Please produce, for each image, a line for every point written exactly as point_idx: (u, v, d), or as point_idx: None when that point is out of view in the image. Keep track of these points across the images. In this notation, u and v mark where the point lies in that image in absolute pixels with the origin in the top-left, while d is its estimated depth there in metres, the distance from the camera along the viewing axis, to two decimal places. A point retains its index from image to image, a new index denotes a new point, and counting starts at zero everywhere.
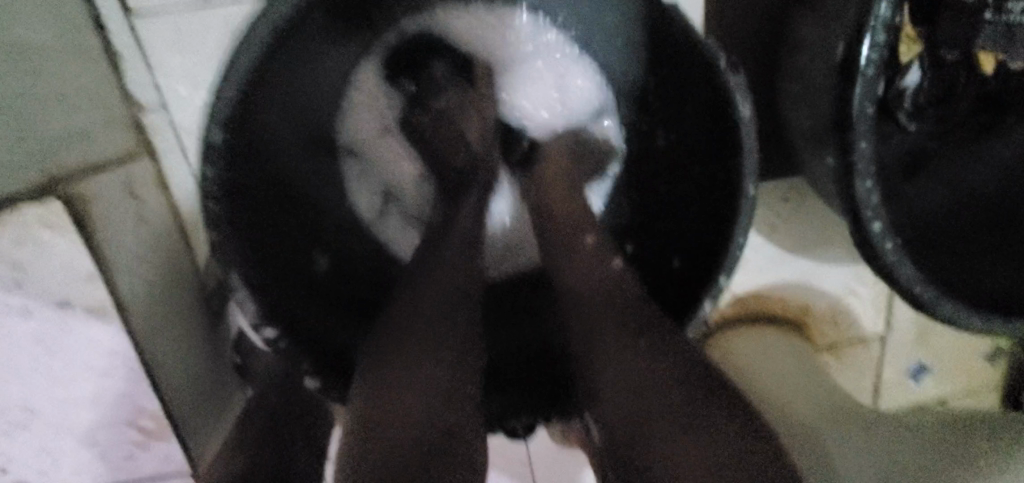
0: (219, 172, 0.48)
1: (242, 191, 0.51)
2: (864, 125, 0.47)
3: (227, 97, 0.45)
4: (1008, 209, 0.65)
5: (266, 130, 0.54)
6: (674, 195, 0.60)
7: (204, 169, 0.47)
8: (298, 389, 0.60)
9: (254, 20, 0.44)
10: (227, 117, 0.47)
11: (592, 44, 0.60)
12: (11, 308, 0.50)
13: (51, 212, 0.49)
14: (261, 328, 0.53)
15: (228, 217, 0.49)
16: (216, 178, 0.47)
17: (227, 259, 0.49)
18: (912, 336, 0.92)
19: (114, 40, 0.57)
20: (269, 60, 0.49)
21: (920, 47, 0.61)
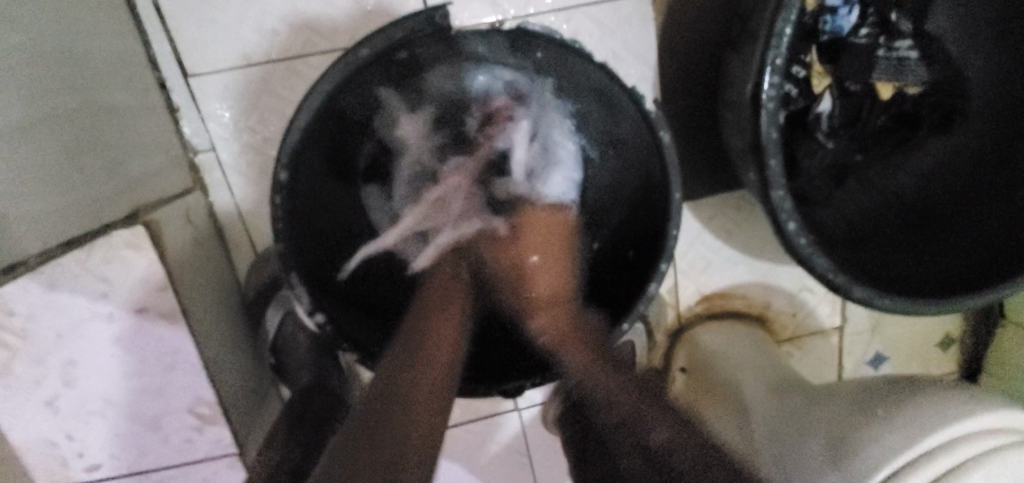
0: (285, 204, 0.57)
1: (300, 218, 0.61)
2: (772, 147, 0.60)
3: (288, 148, 0.56)
4: (923, 210, 0.78)
5: (308, 170, 0.63)
6: (627, 209, 0.72)
7: (273, 201, 0.56)
8: (323, 382, 0.73)
9: (308, 94, 0.55)
10: (288, 163, 0.57)
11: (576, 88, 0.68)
12: (98, 314, 0.63)
13: (135, 236, 0.60)
14: (312, 315, 0.62)
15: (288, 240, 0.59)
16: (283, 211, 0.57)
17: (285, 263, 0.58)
18: (866, 326, 1.03)
19: (174, 97, 0.71)
20: (318, 117, 0.58)
21: (828, 80, 0.74)
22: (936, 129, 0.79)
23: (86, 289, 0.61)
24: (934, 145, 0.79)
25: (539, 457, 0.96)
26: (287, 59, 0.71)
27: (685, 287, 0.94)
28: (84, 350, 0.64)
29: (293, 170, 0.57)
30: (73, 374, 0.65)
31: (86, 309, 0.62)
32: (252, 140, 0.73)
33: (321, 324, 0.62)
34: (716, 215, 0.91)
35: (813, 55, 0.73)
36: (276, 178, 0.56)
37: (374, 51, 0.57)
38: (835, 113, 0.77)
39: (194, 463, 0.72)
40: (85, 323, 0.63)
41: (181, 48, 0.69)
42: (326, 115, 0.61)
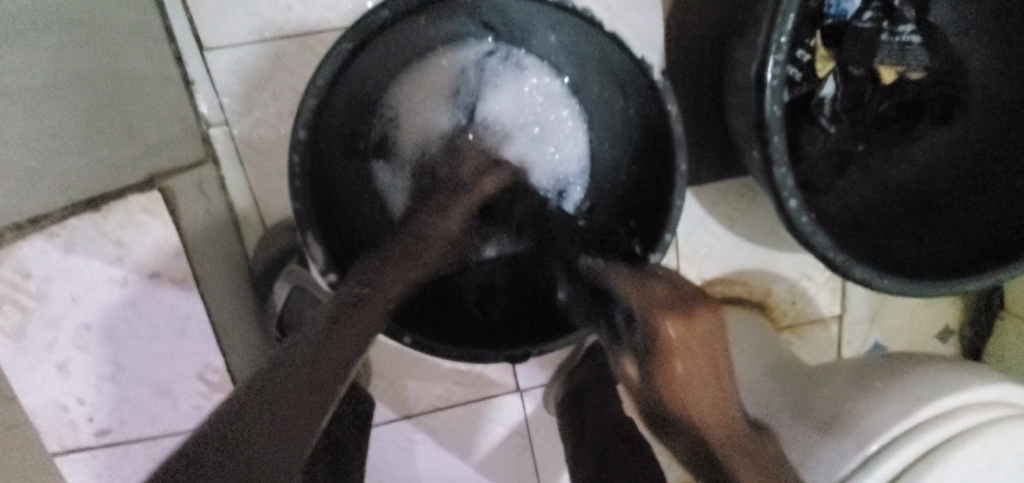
0: (303, 166, 0.58)
1: (319, 184, 0.62)
2: (776, 124, 0.61)
3: (308, 110, 0.56)
4: (924, 200, 0.79)
5: (325, 136, 0.63)
6: (627, 190, 0.72)
7: (291, 160, 0.57)
8: None
9: (328, 54, 0.56)
10: (308, 122, 0.57)
11: (579, 62, 0.69)
12: (113, 278, 0.65)
13: (151, 201, 0.63)
14: (325, 274, 0.61)
15: (304, 198, 0.58)
16: (301, 170, 0.57)
17: (301, 222, 0.59)
18: (865, 315, 1.04)
19: (189, 68, 0.72)
20: (339, 79, 0.59)
21: (831, 66, 0.76)
22: (937, 120, 0.80)
23: (102, 253, 0.63)
24: (943, 136, 0.79)
25: (540, 439, 0.97)
26: (304, 35, 0.73)
27: (687, 271, 0.95)
28: (96, 314, 0.65)
29: (311, 129, 0.58)
30: (84, 338, 0.66)
31: (101, 272, 0.64)
32: (266, 115, 0.74)
33: (332, 284, 0.61)
34: (717, 201, 0.92)
35: (819, 38, 0.75)
36: (296, 135, 0.56)
37: (392, 15, 0.57)
38: (836, 100, 0.78)
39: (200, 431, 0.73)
40: (98, 287, 0.64)
41: (200, 22, 0.71)
42: (344, 86, 0.61)
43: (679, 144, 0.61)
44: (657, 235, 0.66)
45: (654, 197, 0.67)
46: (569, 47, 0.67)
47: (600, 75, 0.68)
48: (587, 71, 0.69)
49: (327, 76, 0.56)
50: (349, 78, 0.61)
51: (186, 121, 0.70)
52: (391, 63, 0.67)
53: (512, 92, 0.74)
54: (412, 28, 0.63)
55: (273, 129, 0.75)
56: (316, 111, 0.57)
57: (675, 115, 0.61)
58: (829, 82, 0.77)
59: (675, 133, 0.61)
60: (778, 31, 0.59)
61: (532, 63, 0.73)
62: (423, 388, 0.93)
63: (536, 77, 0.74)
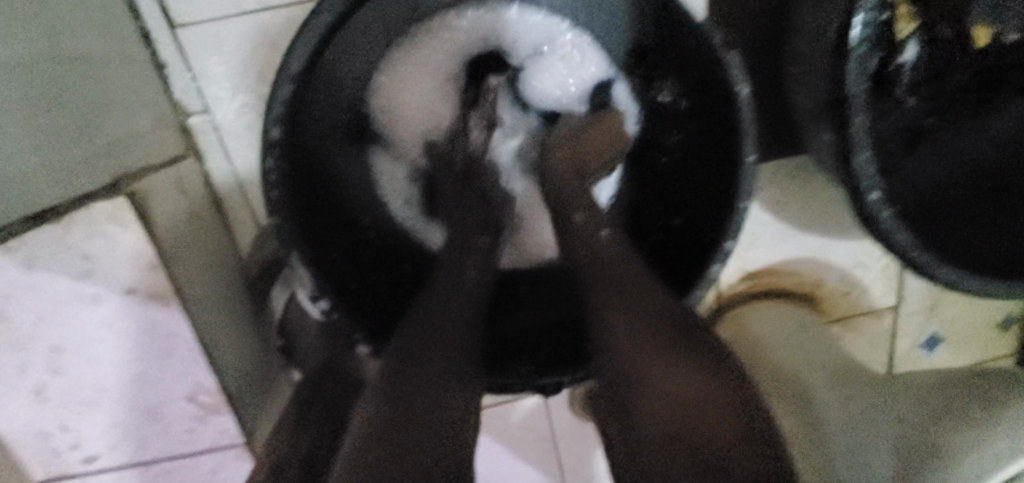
0: (281, 166, 0.50)
1: (302, 186, 0.54)
2: (857, 103, 0.50)
3: (282, 97, 0.48)
4: (1006, 180, 0.68)
5: (309, 129, 0.55)
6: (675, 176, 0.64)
7: (266, 163, 0.49)
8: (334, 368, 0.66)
9: (298, 33, 0.47)
10: (283, 116, 0.49)
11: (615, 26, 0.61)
12: (84, 295, 0.56)
13: (117, 208, 0.53)
14: (315, 300, 0.55)
15: (286, 204, 0.51)
16: (278, 174, 0.50)
17: (288, 237, 0.51)
18: (922, 306, 0.94)
19: (160, 49, 0.63)
20: (317, 63, 0.51)
21: (913, 27, 0.64)
22: None
23: (70, 269, 0.55)
24: (1021, 104, 0.68)
25: (567, 445, 0.90)
26: (290, 6, 0.63)
27: (728, 263, 0.86)
28: (70, 335, 0.58)
29: (287, 126, 0.50)
30: (59, 361, 0.59)
31: (72, 290, 0.56)
32: (251, 101, 0.65)
33: (324, 309, 0.55)
34: (766, 184, 0.81)
35: None
36: (269, 133, 0.49)
37: None
38: (916, 66, 0.66)
39: (197, 454, 0.66)
40: (69, 305, 0.57)
41: None
42: (329, 67, 0.53)
43: (746, 131, 0.52)
44: (716, 230, 0.57)
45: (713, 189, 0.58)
46: None
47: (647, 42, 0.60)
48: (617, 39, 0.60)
49: (303, 58, 0.48)
50: (329, 58, 0.53)
51: (159, 111, 0.62)
52: (376, 35, 0.58)
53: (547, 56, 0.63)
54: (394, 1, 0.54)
55: (262, 118, 0.66)
56: (291, 103, 0.50)
57: None
58: (911, 46, 0.64)
59: None
60: None
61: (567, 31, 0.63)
62: None
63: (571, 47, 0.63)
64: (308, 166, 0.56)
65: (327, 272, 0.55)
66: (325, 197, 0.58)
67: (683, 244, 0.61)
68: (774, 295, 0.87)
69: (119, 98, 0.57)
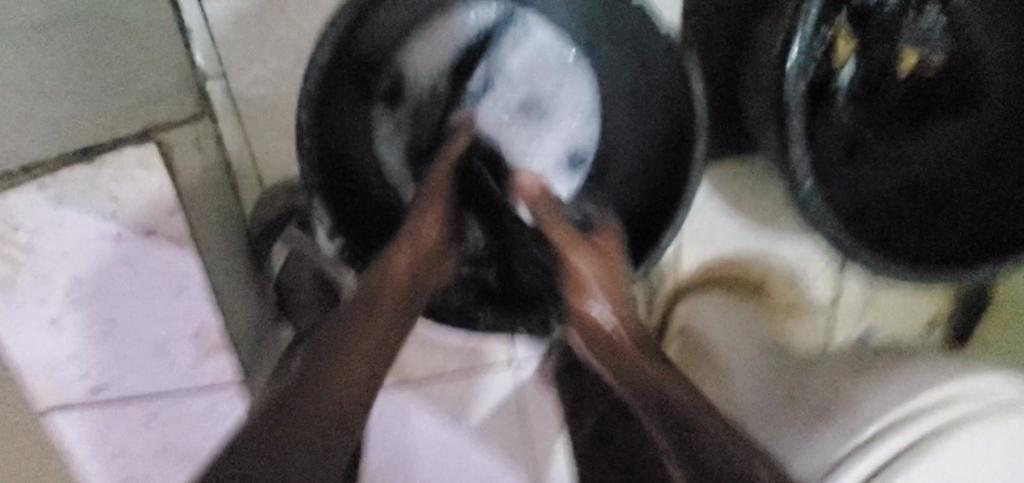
0: (306, 125, 0.56)
1: (321, 144, 0.59)
2: (796, 109, 0.60)
3: (316, 74, 0.55)
4: (928, 192, 0.79)
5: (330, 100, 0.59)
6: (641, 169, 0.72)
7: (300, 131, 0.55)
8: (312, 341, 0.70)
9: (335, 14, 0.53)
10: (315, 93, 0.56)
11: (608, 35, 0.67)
12: (107, 233, 0.63)
13: (147, 155, 0.62)
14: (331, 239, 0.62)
15: (314, 169, 0.58)
16: (312, 141, 0.56)
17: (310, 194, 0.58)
18: (858, 303, 1.05)
19: (184, 15, 0.68)
20: (345, 44, 0.57)
21: (851, 49, 0.74)
22: (948, 109, 0.78)
23: (96, 207, 0.62)
24: (948, 126, 0.78)
25: None
26: None
27: (688, 252, 0.95)
28: (90, 269, 0.64)
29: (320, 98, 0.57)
30: (76, 293, 0.65)
31: (95, 227, 0.63)
32: (265, 70, 0.71)
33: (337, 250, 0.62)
34: (728, 181, 0.91)
35: (841, 21, 0.72)
36: (304, 91, 0.54)
37: None
38: (851, 84, 0.76)
39: (195, 389, 0.73)
40: (90, 243, 0.63)
41: None
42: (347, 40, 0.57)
43: (701, 125, 0.61)
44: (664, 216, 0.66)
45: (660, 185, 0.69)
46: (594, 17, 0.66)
47: (609, 45, 0.67)
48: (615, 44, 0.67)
49: (338, 33, 0.54)
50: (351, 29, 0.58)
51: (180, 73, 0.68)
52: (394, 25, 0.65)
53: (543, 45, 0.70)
54: None
55: (273, 87, 0.72)
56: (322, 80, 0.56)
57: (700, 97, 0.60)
58: (848, 66, 0.75)
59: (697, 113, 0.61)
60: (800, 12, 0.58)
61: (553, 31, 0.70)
62: None
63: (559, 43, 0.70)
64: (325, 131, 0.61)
65: (336, 224, 0.61)
66: (332, 162, 0.64)
67: (642, 227, 0.70)
68: (724, 284, 0.97)
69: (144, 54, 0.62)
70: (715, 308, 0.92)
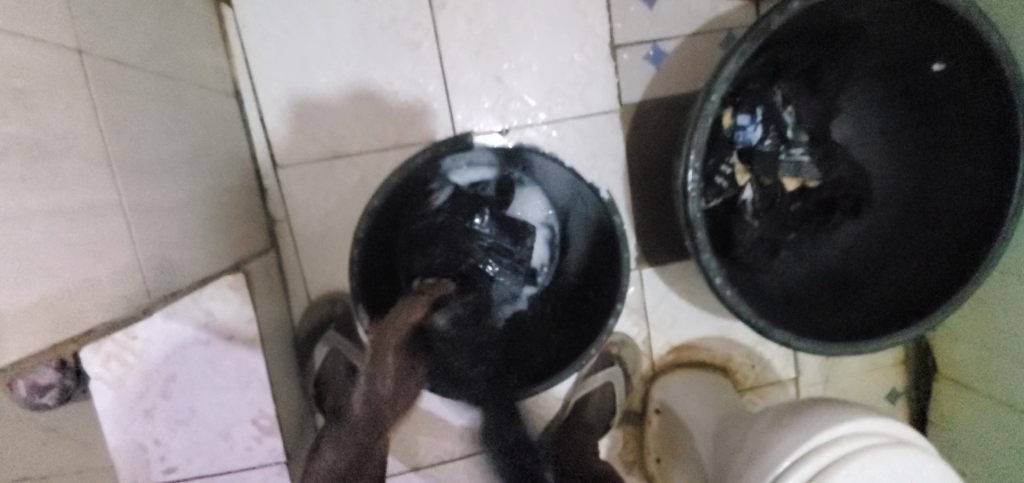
0: (360, 255, 0.79)
1: (368, 265, 0.82)
2: (698, 223, 0.83)
3: (365, 223, 0.78)
4: (842, 277, 1.00)
5: (377, 235, 0.83)
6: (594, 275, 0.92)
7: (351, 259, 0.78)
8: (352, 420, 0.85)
9: (381, 185, 0.78)
10: (364, 232, 0.79)
11: (570, 188, 0.88)
12: (199, 339, 0.83)
13: (235, 280, 0.82)
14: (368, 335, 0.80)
15: (358, 285, 0.79)
16: (358, 264, 0.79)
17: (355, 302, 0.79)
18: (817, 378, 1.20)
19: (265, 180, 0.96)
20: (387, 200, 0.81)
21: (747, 177, 0.98)
22: (850, 214, 1.02)
23: (193, 319, 0.82)
24: (850, 225, 1.02)
25: None
26: (351, 156, 0.97)
27: (657, 339, 1.13)
28: (182, 368, 0.84)
29: (366, 235, 0.80)
30: (170, 387, 0.85)
31: (191, 334, 0.83)
32: (318, 212, 0.97)
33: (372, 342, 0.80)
34: (678, 279, 1.09)
35: (735, 157, 0.98)
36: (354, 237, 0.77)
37: (422, 160, 0.81)
38: (755, 201, 0.99)
39: (250, 469, 0.89)
40: (187, 346, 0.84)
41: (276, 147, 0.96)
42: (390, 197, 0.81)
43: (625, 238, 0.83)
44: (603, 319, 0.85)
45: (604, 285, 0.89)
46: (558, 177, 0.88)
47: (570, 193, 0.89)
48: (570, 190, 0.89)
49: (381, 196, 0.78)
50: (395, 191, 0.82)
51: (260, 219, 0.93)
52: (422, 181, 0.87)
53: (547, 178, 0.90)
54: (432, 165, 0.84)
55: (323, 224, 0.97)
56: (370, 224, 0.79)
57: (621, 223, 0.83)
58: (748, 189, 0.99)
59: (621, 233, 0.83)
60: (689, 159, 0.83)
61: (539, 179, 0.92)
62: (431, 440, 1.10)
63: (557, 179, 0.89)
64: (375, 252, 0.84)
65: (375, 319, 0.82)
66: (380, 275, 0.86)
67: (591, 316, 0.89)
68: (692, 366, 1.14)
69: (240, 209, 0.88)
70: (683, 387, 1.08)
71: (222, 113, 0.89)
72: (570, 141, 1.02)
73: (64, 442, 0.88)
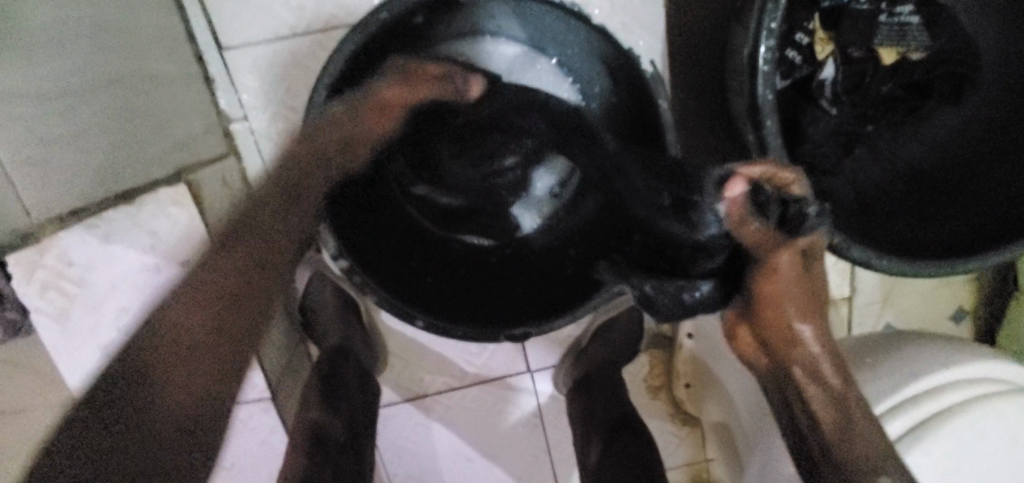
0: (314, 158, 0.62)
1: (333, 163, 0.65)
2: (768, 108, 0.62)
3: (319, 102, 0.61)
4: (926, 183, 0.81)
5: None
6: None
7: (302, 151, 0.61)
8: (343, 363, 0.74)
9: (336, 50, 0.61)
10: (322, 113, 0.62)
11: (592, 59, 0.68)
12: (147, 265, 0.70)
13: (178, 194, 0.68)
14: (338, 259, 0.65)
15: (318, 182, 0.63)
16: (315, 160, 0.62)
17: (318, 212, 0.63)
18: (875, 297, 1.05)
19: (210, 68, 0.76)
20: (351, 74, 0.63)
21: (831, 47, 0.76)
22: (947, 100, 0.80)
23: (137, 242, 0.69)
24: (947, 115, 0.81)
25: (552, 418, 1.04)
26: (314, 33, 0.77)
27: None
28: (131, 297, 0.70)
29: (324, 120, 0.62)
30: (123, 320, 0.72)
31: (137, 260, 0.69)
32: (283, 108, 0.79)
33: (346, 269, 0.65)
34: None
35: (817, 21, 0.76)
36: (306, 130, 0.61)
37: (391, 16, 0.61)
38: (838, 80, 0.77)
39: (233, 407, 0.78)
40: (134, 273, 0.70)
41: (218, 24, 0.75)
42: (356, 67, 0.64)
43: (669, 131, 0.64)
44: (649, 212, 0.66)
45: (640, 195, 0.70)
46: (579, 43, 0.68)
47: (600, 72, 0.69)
48: (594, 63, 0.69)
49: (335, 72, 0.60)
50: (359, 62, 0.64)
51: (208, 118, 0.75)
52: (403, 51, 0.68)
53: (560, 47, 0.70)
54: (414, 28, 0.66)
55: (290, 123, 0.79)
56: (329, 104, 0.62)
57: (665, 110, 0.64)
58: (829, 64, 0.77)
59: (663, 121, 0.64)
60: (766, 19, 0.60)
61: (556, 51, 0.71)
62: (437, 368, 1.00)
63: (571, 47, 0.69)
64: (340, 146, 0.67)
65: (344, 236, 0.66)
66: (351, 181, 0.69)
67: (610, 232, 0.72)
68: None
69: (174, 103, 0.70)
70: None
71: None
72: (596, 6, 0.80)
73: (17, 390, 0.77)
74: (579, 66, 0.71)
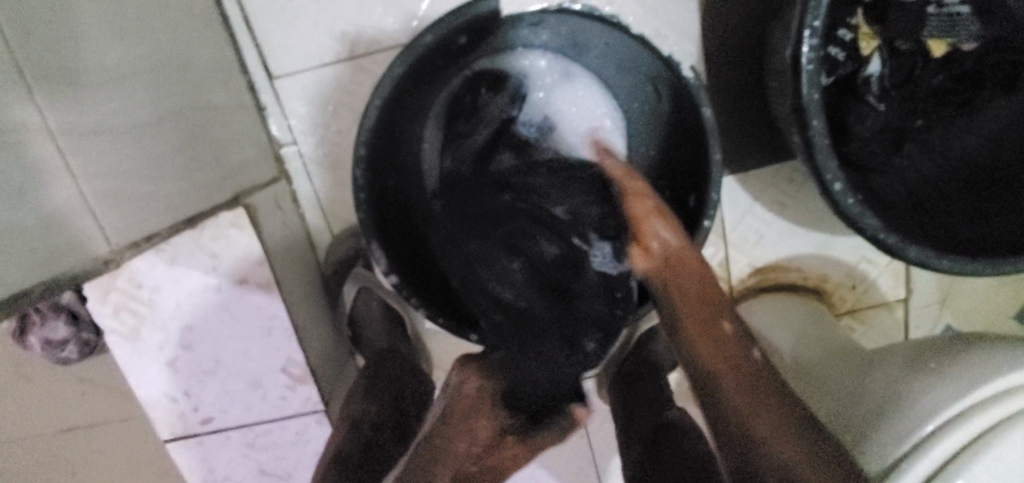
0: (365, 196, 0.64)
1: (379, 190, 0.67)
2: (813, 109, 0.61)
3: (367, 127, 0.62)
4: (998, 175, 0.74)
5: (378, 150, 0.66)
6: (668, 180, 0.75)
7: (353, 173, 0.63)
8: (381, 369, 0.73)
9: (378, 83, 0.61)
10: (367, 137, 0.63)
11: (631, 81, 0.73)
12: (210, 285, 0.74)
13: (237, 217, 0.71)
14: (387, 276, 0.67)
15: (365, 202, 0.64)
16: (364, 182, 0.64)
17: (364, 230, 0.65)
18: (936, 298, 0.96)
19: (262, 98, 0.80)
20: (399, 87, 0.64)
21: (875, 43, 0.76)
22: (1003, 89, 0.75)
23: (200, 263, 0.72)
24: (1012, 104, 0.74)
25: (597, 428, 1.02)
26: (358, 58, 0.80)
27: (737, 259, 0.92)
28: (195, 315, 0.75)
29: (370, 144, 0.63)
30: (187, 339, 0.76)
31: (200, 280, 0.73)
32: (329, 133, 0.82)
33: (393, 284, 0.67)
34: (766, 188, 0.89)
35: (860, 17, 0.75)
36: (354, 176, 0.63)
37: (432, 41, 0.62)
38: (881, 77, 0.77)
39: (289, 418, 0.81)
40: (199, 294, 0.74)
41: (268, 56, 0.79)
42: (406, 78, 0.64)
43: (711, 135, 0.64)
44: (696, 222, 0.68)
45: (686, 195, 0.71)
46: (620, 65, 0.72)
47: (641, 85, 0.72)
48: (630, 78, 0.72)
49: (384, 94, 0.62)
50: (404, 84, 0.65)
51: (259, 145, 0.78)
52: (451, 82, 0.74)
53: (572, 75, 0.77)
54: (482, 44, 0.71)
55: (335, 146, 0.82)
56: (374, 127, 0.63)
57: (708, 116, 0.63)
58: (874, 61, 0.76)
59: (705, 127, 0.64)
60: (811, 18, 0.59)
61: (584, 76, 0.77)
62: None
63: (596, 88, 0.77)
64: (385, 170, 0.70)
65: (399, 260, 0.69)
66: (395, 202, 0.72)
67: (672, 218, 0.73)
68: (780, 288, 0.94)
69: (127, 100, 0.58)
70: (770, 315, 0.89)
71: (193, 10, 0.71)
72: (628, 15, 0.81)
73: (107, 386, 0.87)
74: (614, 79, 0.75)
